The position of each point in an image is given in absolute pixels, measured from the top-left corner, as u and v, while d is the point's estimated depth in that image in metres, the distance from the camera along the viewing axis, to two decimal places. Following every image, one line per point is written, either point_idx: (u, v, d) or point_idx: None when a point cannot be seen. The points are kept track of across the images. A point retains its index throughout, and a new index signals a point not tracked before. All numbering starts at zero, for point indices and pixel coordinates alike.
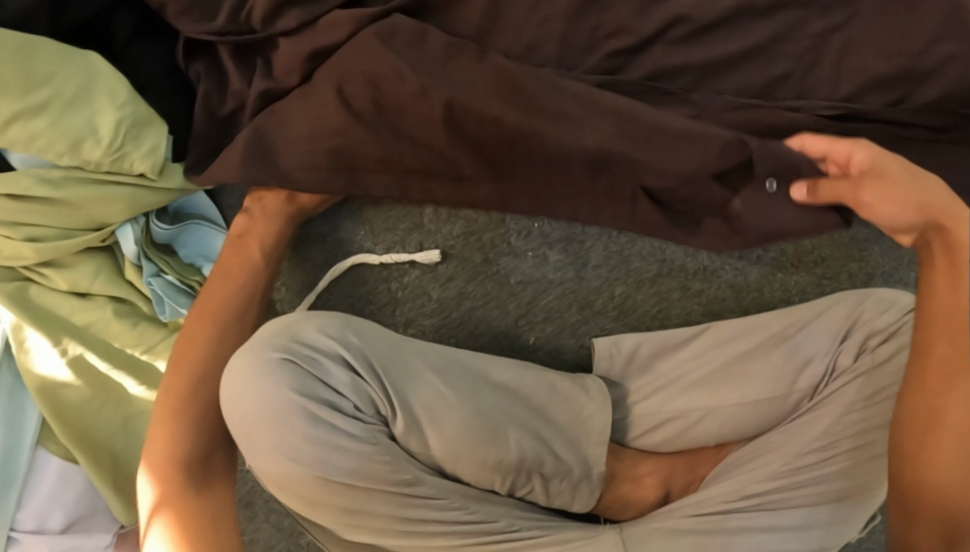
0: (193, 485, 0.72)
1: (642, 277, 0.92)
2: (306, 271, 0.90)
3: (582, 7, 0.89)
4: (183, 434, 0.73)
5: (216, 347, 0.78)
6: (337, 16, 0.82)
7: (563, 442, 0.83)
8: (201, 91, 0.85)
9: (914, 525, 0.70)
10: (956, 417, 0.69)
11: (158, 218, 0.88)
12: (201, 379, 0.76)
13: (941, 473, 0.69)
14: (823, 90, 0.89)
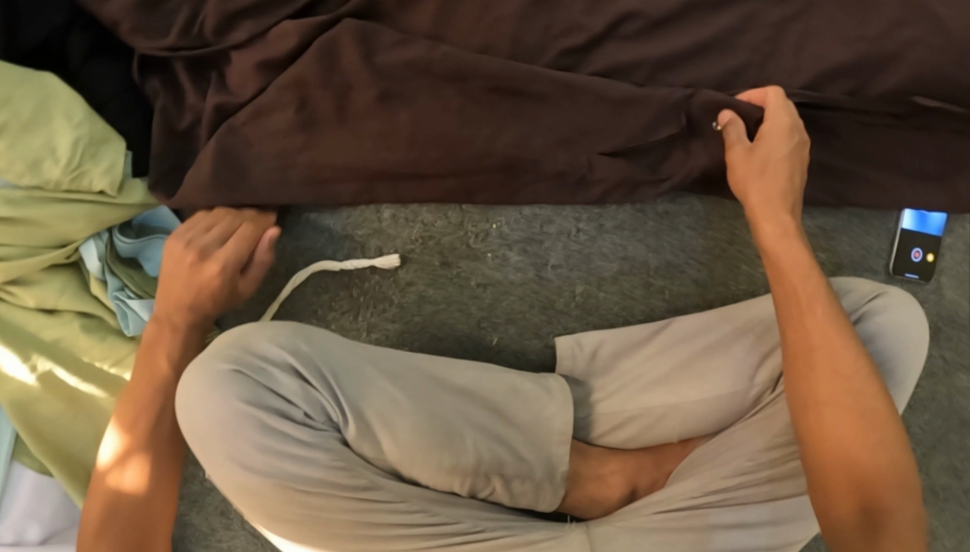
0: (140, 487, 0.79)
1: (603, 275, 0.93)
2: (269, 282, 0.92)
3: (532, 7, 0.89)
4: (136, 440, 0.80)
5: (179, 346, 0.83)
6: (285, 28, 0.84)
7: (524, 442, 0.83)
8: (158, 107, 0.86)
9: (833, 501, 0.73)
10: (824, 394, 0.76)
11: (121, 233, 0.89)
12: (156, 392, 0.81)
13: (837, 445, 0.74)
14: (781, 80, 0.95)
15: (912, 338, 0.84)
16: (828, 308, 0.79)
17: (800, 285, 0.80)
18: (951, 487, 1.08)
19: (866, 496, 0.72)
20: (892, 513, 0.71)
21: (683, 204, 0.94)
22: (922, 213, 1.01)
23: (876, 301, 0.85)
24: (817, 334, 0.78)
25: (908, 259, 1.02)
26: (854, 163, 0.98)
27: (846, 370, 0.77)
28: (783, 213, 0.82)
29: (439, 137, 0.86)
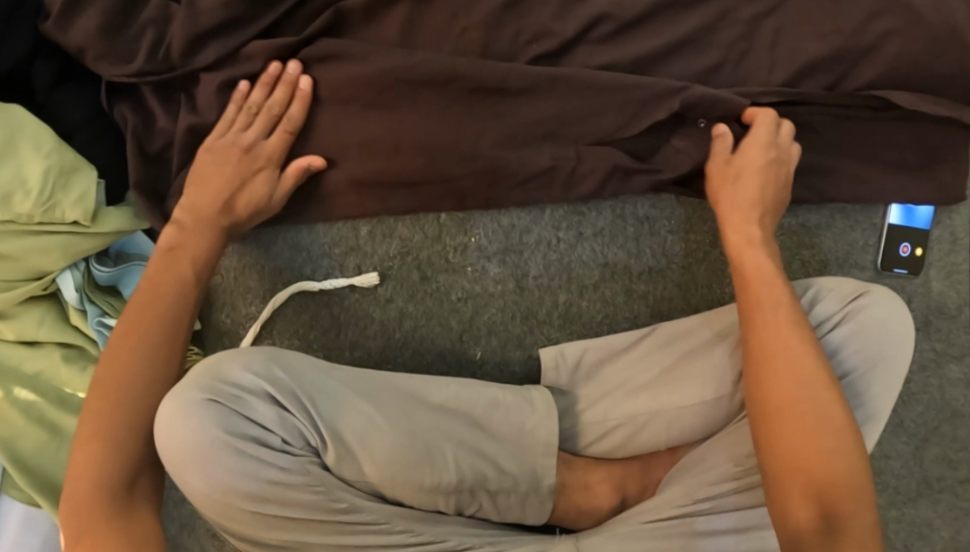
0: (116, 513, 0.68)
1: (585, 283, 0.92)
2: (249, 303, 0.90)
3: (501, 15, 0.87)
4: (111, 454, 0.69)
5: (147, 367, 0.73)
6: (256, 47, 0.83)
7: (509, 457, 0.83)
8: (127, 130, 0.84)
9: (790, 506, 0.73)
10: (786, 401, 0.76)
11: (99, 261, 0.87)
12: (132, 400, 0.71)
13: (792, 450, 0.75)
14: (754, 77, 0.93)
15: (898, 336, 0.83)
16: (797, 318, 0.79)
17: (764, 293, 0.80)
18: (946, 478, 1.07)
19: (826, 503, 0.72)
20: (850, 521, 0.72)
21: (663, 208, 0.93)
22: (909, 207, 1.00)
23: (859, 302, 0.84)
24: (780, 340, 0.78)
25: (897, 255, 1.01)
26: (834, 157, 0.97)
27: (810, 375, 0.77)
28: (751, 224, 0.83)
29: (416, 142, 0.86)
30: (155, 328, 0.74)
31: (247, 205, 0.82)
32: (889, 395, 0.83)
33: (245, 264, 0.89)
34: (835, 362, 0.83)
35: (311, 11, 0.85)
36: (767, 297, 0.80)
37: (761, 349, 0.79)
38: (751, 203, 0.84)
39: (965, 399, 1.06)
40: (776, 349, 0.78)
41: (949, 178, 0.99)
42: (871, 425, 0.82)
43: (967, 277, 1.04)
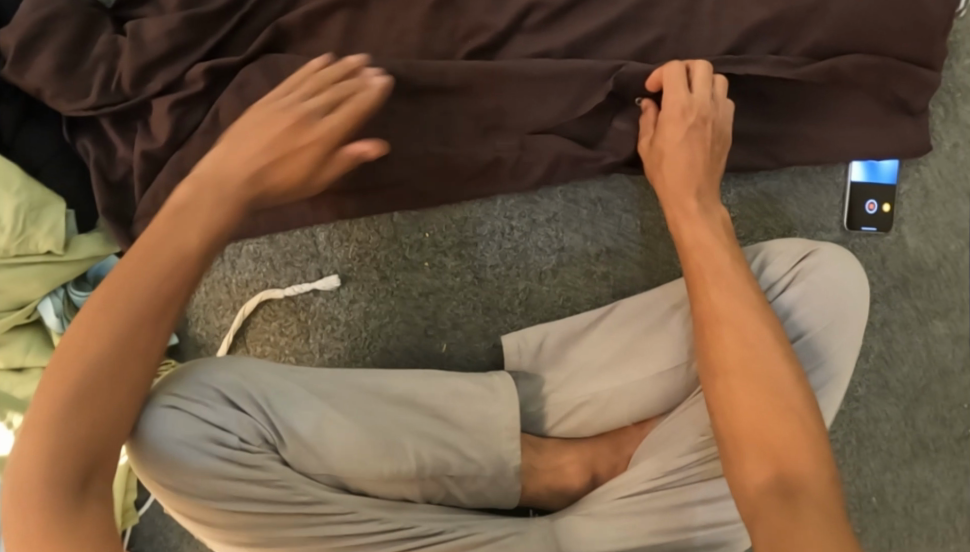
0: (67, 513, 0.58)
1: (543, 269, 0.93)
2: (219, 315, 0.93)
3: (435, 13, 0.88)
4: (68, 442, 0.59)
5: (130, 342, 0.61)
6: (199, 71, 0.86)
7: (473, 446, 0.85)
8: (90, 162, 0.88)
9: (747, 469, 0.70)
10: (734, 362, 0.75)
11: (77, 287, 0.92)
12: (104, 379, 0.60)
13: (740, 412, 0.73)
14: (697, 48, 0.93)
15: (847, 291, 0.84)
16: (744, 285, 0.79)
17: (711, 262, 0.80)
18: (941, 437, 1.05)
19: (779, 463, 0.69)
20: (804, 479, 0.68)
21: (616, 188, 0.94)
22: (871, 164, 1.00)
23: (808, 261, 0.85)
24: (728, 303, 0.77)
25: (863, 212, 1.00)
26: (790, 123, 0.97)
27: (757, 338, 0.76)
28: (692, 197, 0.84)
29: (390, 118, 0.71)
30: (123, 302, 0.61)
31: (223, 180, 0.67)
32: (845, 352, 0.84)
33: (214, 278, 0.92)
34: (792, 322, 0.83)
35: (251, 29, 0.88)
36: (706, 263, 0.80)
37: (707, 316, 0.78)
38: (684, 177, 0.85)
39: (952, 355, 1.04)
40: (726, 313, 0.77)
41: (911, 131, 0.99)
42: (830, 383, 0.83)
43: (942, 232, 1.03)
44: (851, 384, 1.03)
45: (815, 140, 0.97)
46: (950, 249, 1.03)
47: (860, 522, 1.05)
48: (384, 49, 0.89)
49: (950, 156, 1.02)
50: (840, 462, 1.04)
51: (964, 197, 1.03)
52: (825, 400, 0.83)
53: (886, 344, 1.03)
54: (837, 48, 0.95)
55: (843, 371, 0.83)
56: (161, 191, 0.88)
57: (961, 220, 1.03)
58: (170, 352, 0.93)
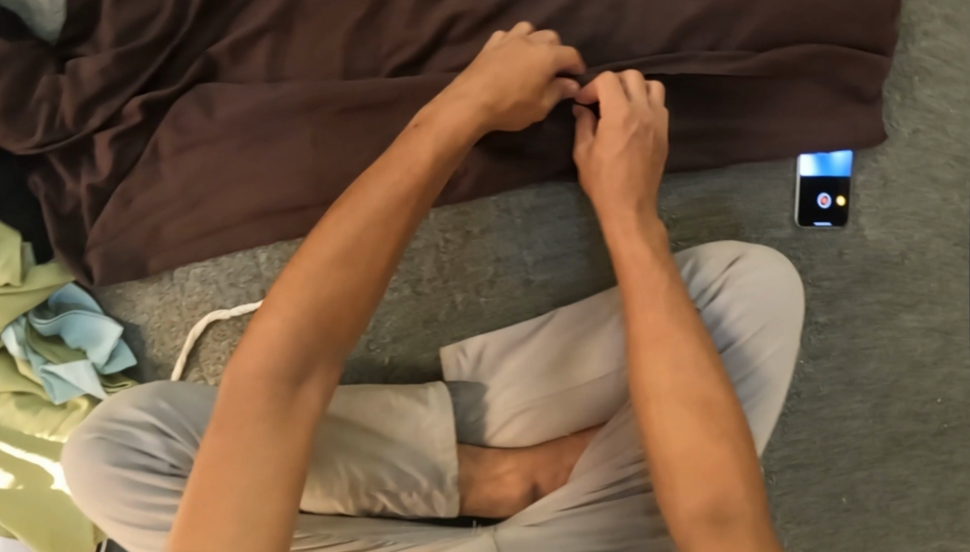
0: (271, 417, 0.66)
1: (481, 281, 0.94)
2: (174, 336, 0.95)
3: (358, 33, 0.90)
4: (288, 351, 0.68)
5: (323, 284, 0.70)
6: (134, 105, 0.88)
7: (404, 457, 0.87)
8: (41, 197, 0.91)
9: (682, 493, 0.71)
10: (672, 384, 0.75)
11: (38, 315, 0.93)
12: (321, 317, 0.69)
13: (674, 438, 0.73)
14: (629, 47, 0.91)
15: (782, 293, 0.83)
16: (679, 304, 0.78)
17: (646, 281, 0.79)
18: (916, 434, 1.01)
19: (714, 489, 0.70)
20: (735, 506, 0.70)
21: (551, 195, 0.93)
22: (822, 156, 0.97)
23: (738, 266, 0.84)
24: (665, 325, 0.77)
25: (816, 207, 0.98)
26: (731, 117, 0.92)
27: (692, 362, 0.75)
28: (626, 212, 0.83)
29: (449, 152, 0.78)
30: (329, 253, 0.71)
31: (401, 206, 0.74)
32: (781, 354, 0.82)
33: (166, 300, 0.95)
34: (721, 329, 0.82)
35: (183, 60, 0.90)
36: (645, 281, 0.79)
37: (641, 337, 0.77)
38: (621, 191, 0.84)
39: (922, 349, 1.00)
40: (663, 334, 0.76)
41: (864, 119, 0.95)
42: (767, 387, 0.82)
43: (905, 222, 0.99)
44: (814, 383, 1.00)
45: (759, 133, 0.93)
46: (915, 239, 0.99)
47: (832, 523, 1.01)
48: (309, 70, 0.90)
49: (909, 143, 0.98)
50: (809, 460, 1.00)
51: (927, 184, 0.99)
52: (763, 405, 0.82)
53: (850, 340, 0.99)
54: (778, 37, 0.91)
55: (779, 373, 0.82)
56: (111, 221, 0.91)
57: (926, 208, 0.99)
58: (129, 373, 0.97)
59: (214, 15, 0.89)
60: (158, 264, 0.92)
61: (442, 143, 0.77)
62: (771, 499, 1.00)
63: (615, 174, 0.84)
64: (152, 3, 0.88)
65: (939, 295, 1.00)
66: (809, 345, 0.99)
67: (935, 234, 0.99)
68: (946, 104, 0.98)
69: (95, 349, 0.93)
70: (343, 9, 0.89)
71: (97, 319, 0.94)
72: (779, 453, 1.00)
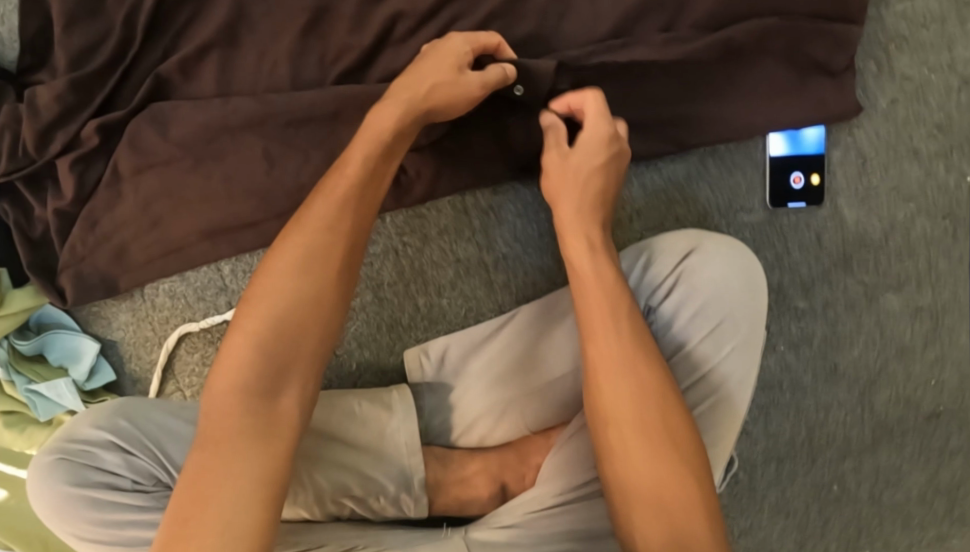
0: (248, 434, 0.66)
1: (441, 283, 0.94)
2: (149, 351, 0.96)
3: (303, 41, 0.89)
4: (254, 368, 0.67)
5: (298, 281, 0.69)
6: (92, 128, 0.88)
7: (372, 463, 0.86)
8: (10, 223, 0.91)
9: (641, 524, 0.71)
10: (629, 414, 0.73)
11: (20, 336, 0.93)
12: (280, 327, 0.68)
13: (630, 469, 0.72)
14: (577, 37, 0.90)
15: (735, 291, 0.83)
16: (628, 328, 0.76)
17: (595, 305, 0.76)
18: (908, 420, 0.98)
19: (673, 519, 0.70)
20: (694, 536, 0.69)
21: (506, 192, 0.93)
22: (793, 133, 0.93)
23: (690, 260, 0.85)
24: (618, 351, 0.75)
25: (789, 188, 0.95)
26: (691, 102, 0.91)
27: (644, 390, 0.74)
28: (577, 227, 0.79)
29: (383, 154, 0.75)
30: (302, 249, 0.70)
31: (344, 209, 0.72)
32: (739, 351, 0.83)
33: (139, 316, 0.95)
34: (676, 329, 0.84)
35: (135, 80, 0.90)
36: (595, 306, 0.76)
37: (595, 364, 0.75)
38: (585, 212, 0.79)
39: (912, 332, 0.97)
40: (616, 361, 0.75)
41: (832, 95, 0.91)
42: (727, 384, 0.83)
43: (886, 200, 0.95)
44: (795, 373, 0.97)
45: (719, 117, 0.91)
46: (898, 218, 0.95)
47: (821, 514, 0.99)
48: (260, 81, 0.90)
49: (887, 115, 0.94)
50: (793, 452, 0.98)
51: (909, 158, 0.95)
52: (725, 401, 0.83)
53: (832, 327, 0.97)
54: (733, 16, 0.89)
55: (740, 370, 0.84)
56: (80, 243, 0.91)
57: (908, 183, 0.95)
58: (111, 388, 0.97)
59: (161, 32, 0.89)
60: (126, 283, 0.93)
61: (369, 147, 0.75)
62: (755, 492, 0.99)
63: (595, 155, 0.79)
64: (100, 25, 0.88)
65: (927, 275, 0.96)
66: (788, 333, 0.97)
67: (920, 210, 0.95)
68: (925, 71, 0.94)
69: (76, 368, 0.93)
70: (286, 17, 0.89)
71: (76, 336, 0.94)
72: (760, 446, 0.98)
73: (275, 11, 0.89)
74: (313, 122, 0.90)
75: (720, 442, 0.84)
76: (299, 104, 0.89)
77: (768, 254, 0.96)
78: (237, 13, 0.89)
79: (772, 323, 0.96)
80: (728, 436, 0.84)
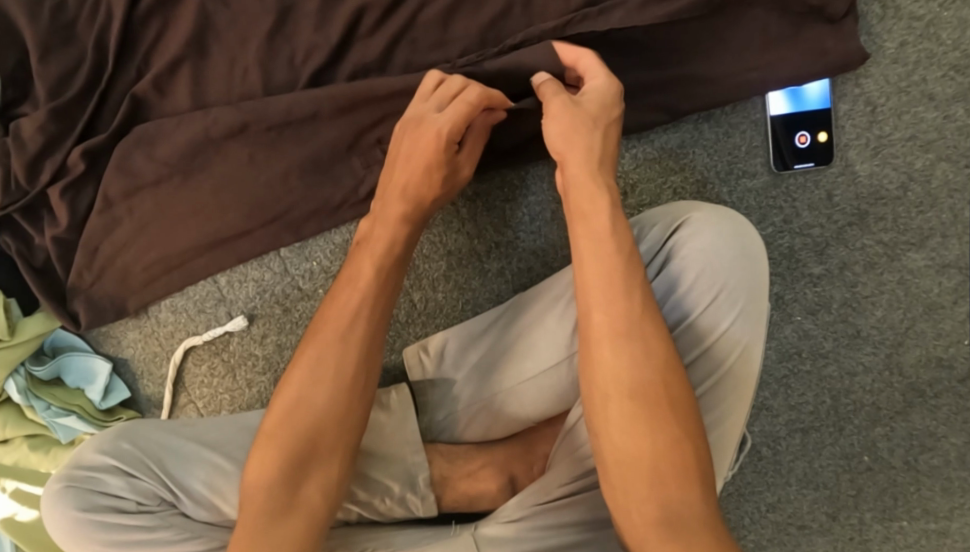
0: (267, 517, 0.71)
1: (434, 276, 0.94)
2: (158, 366, 0.97)
3: (269, 45, 0.88)
4: (276, 464, 0.72)
5: (319, 368, 0.74)
6: (77, 154, 0.89)
7: (375, 466, 0.86)
8: (12, 254, 0.92)
9: (637, 502, 0.68)
10: (625, 381, 0.69)
11: (36, 362, 0.96)
12: (301, 431, 0.73)
13: (625, 442, 0.69)
14: (549, 10, 0.86)
15: (728, 258, 0.79)
16: (637, 295, 0.70)
17: (602, 268, 0.70)
18: (941, 381, 0.92)
19: (663, 495, 0.68)
20: (687, 512, 0.67)
21: (491, 179, 0.92)
22: (795, 90, 0.88)
23: (679, 234, 0.81)
24: (629, 319, 0.70)
25: (794, 148, 0.89)
26: (679, 64, 0.86)
27: (650, 361, 0.69)
28: (588, 181, 0.72)
29: (395, 260, 0.77)
30: (328, 347, 0.74)
31: (357, 314, 0.75)
32: (742, 321, 0.78)
33: (145, 333, 0.97)
34: (674, 303, 0.80)
35: (114, 102, 0.90)
36: (603, 263, 0.70)
37: (597, 332, 0.70)
38: (586, 163, 0.72)
39: (940, 289, 0.91)
40: (621, 330, 0.69)
41: (831, 42, 0.85)
42: (732, 358, 0.78)
43: (901, 149, 0.89)
44: (815, 339, 0.92)
45: (712, 77, 0.85)
46: (917, 167, 0.89)
47: (852, 484, 0.94)
48: (234, 89, 0.89)
49: (896, 59, 0.88)
50: (818, 424, 0.94)
51: (924, 102, 0.88)
52: (731, 376, 0.79)
53: (851, 290, 0.91)
54: None
55: (744, 344, 0.78)
56: (83, 271, 0.91)
57: (924, 130, 0.89)
58: (128, 404, 0.99)
59: (133, 51, 0.89)
60: (135, 304, 0.94)
61: (380, 259, 0.76)
62: (780, 465, 0.94)
63: (608, 102, 0.75)
64: (74, 52, 0.88)
65: (952, 227, 0.90)
66: (804, 299, 0.91)
67: (940, 158, 0.89)
68: (935, 7, 0.87)
69: (91, 388, 0.96)
70: (250, 23, 0.88)
71: (89, 357, 0.96)
72: (782, 419, 0.94)
73: (239, 16, 0.88)
74: (293, 125, 0.88)
75: (729, 417, 0.79)
76: (276, 110, 0.87)
77: (775, 218, 0.90)
78: (202, 24, 0.88)
79: (786, 290, 0.91)
80: (738, 410, 0.80)
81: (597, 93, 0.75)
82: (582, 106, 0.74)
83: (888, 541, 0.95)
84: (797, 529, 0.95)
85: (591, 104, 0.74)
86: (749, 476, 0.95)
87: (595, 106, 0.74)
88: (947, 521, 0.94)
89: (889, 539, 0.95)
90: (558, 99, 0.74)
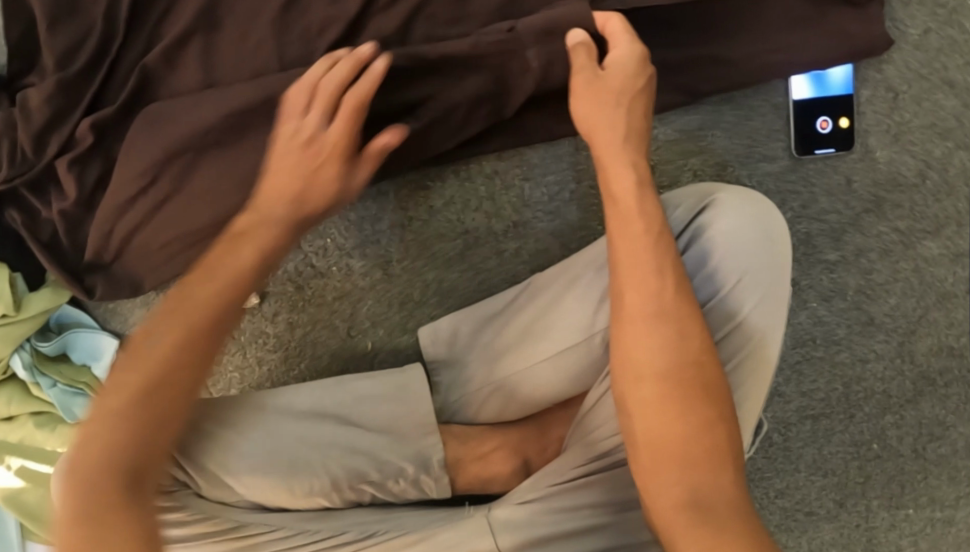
0: (119, 494, 0.59)
1: (451, 255, 0.93)
2: None
3: (283, 18, 0.86)
4: (136, 432, 0.60)
5: (199, 325, 0.63)
6: (85, 127, 0.86)
7: (387, 447, 0.85)
8: (19, 228, 0.90)
9: (662, 482, 0.67)
10: (641, 356, 0.69)
11: (41, 338, 0.94)
12: (156, 388, 0.61)
13: (657, 423, 0.68)
14: None
15: (756, 238, 0.78)
16: (670, 278, 0.70)
17: (637, 248, 0.70)
18: (951, 370, 0.93)
19: (694, 478, 0.67)
20: (717, 495, 0.66)
21: (510, 157, 0.91)
22: (817, 74, 0.87)
23: (707, 214, 0.80)
24: (660, 301, 0.69)
25: (814, 133, 0.88)
26: (702, 45, 0.84)
27: (690, 344, 0.69)
28: (624, 160, 0.72)
29: (278, 234, 0.69)
30: (206, 305, 0.64)
31: (237, 277, 0.66)
32: (768, 303, 0.77)
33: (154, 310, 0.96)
34: (703, 282, 0.78)
35: (123, 75, 0.88)
36: (634, 246, 0.70)
37: (630, 311, 0.70)
38: (618, 137, 0.73)
39: (953, 278, 0.92)
40: (652, 312, 0.69)
41: (855, 26, 0.84)
42: (756, 340, 0.77)
43: (920, 137, 0.89)
44: (829, 327, 0.92)
45: (735, 59, 0.84)
46: (935, 155, 0.89)
47: (861, 472, 0.95)
48: (246, 62, 0.87)
49: (918, 45, 0.88)
50: (828, 411, 0.94)
51: (944, 90, 0.88)
52: (754, 358, 0.77)
53: (866, 277, 0.91)
54: None
55: (768, 326, 0.77)
56: (96, 251, 0.90)
57: (943, 118, 0.89)
58: None
59: (142, 23, 0.87)
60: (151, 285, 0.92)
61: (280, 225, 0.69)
62: (790, 452, 0.95)
63: (632, 73, 0.74)
64: (82, 22, 0.86)
65: (967, 217, 0.91)
66: (820, 286, 0.91)
67: (957, 146, 0.89)
68: None
69: (98, 365, 0.95)
70: None
71: (95, 335, 0.95)
72: (794, 405, 0.94)
73: None
74: None
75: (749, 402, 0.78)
76: (299, 83, 0.83)
77: (794, 204, 0.90)
78: None
79: (802, 276, 0.91)
80: (758, 395, 0.78)
81: (618, 64, 0.74)
82: (605, 83, 0.73)
83: (894, 528, 0.96)
84: (805, 515, 0.96)
85: (613, 76, 0.74)
86: (760, 463, 0.95)
87: (618, 78, 0.74)
88: (953, 510, 0.95)
89: (895, 527, 0.96)
90: (581, 76, 0.74)
